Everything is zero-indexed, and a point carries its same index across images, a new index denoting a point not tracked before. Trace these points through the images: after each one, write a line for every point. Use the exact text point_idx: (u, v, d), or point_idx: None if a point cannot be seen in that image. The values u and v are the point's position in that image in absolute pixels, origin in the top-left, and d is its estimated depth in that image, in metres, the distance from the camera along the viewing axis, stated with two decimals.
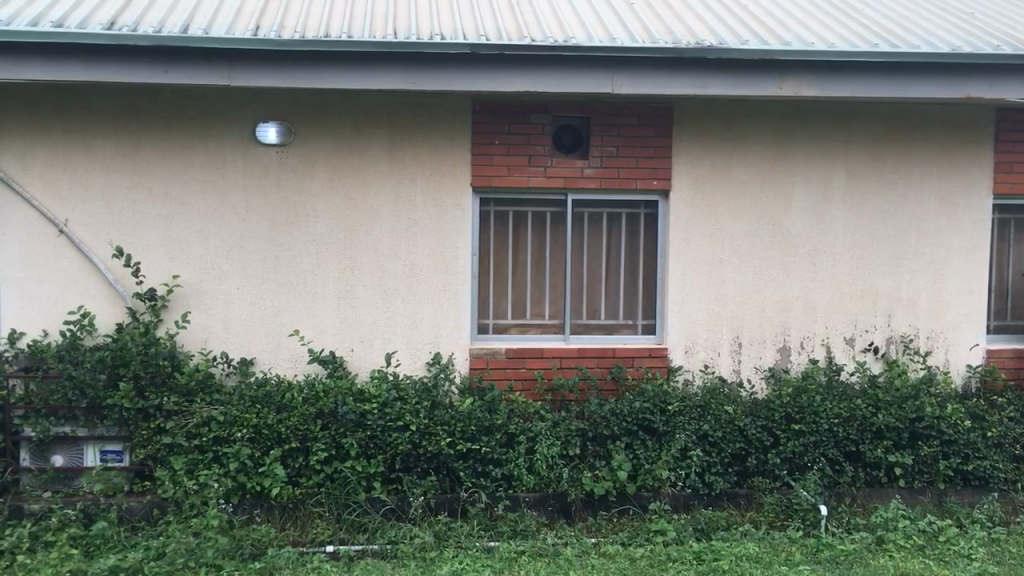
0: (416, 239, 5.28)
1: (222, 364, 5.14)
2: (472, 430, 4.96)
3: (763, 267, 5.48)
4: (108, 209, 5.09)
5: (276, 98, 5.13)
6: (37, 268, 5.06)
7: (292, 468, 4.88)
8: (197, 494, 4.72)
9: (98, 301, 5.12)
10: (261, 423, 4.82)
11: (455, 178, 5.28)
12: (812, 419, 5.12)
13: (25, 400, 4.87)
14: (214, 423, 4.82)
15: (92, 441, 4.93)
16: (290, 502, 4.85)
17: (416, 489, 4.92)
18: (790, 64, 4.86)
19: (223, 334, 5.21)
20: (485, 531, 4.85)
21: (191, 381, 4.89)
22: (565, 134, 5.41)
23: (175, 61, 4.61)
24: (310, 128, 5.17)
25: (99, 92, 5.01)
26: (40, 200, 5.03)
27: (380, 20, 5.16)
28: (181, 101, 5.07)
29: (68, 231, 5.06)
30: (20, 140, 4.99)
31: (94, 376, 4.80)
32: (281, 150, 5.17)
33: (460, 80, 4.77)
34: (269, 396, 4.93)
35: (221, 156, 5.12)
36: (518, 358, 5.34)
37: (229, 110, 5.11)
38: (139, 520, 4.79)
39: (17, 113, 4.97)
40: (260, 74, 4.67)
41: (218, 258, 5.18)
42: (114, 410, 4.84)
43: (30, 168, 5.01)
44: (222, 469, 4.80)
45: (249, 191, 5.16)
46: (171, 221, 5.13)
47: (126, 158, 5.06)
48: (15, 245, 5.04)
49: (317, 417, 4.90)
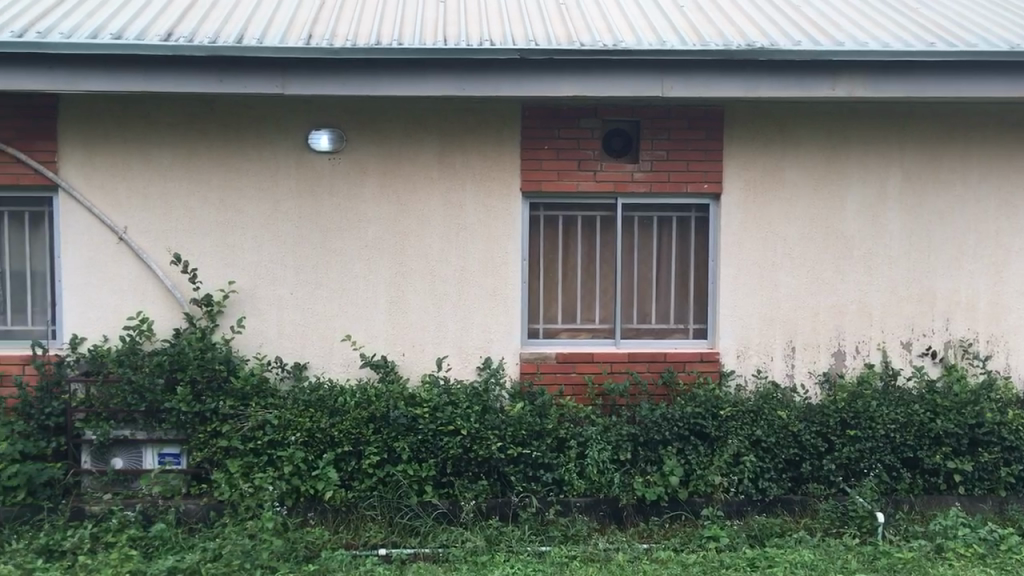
0: (466, 244, 5.31)
1: (277, 368, 5.23)
2: (523, 434, 4.96)
3: (817, 270, 5.41)
4: (166, 217, 5.19)
5: (329, 106, 5.20)
6: (98, 275, 5.19)
7: (345, 471, 4.93)
8: (252, 496, 4.80)
9: (157, 306, 5.23)
10: (315, 427, 4.89)
11: (506, 183, 5.29)
12: (869, 425, 5.03)
13: (86, 403, 4.98)
14: (269, 426, 4.89)
15: (151, 444, 5.03)
16: (343, 505, 4.90)
17: (468, 493, 4.94)
18: (843, 64, 4.79)
19: (278, 339, 5.28)
20: (536, 535, 4.86)
21: (246, 385, 4.97)
22: (614, 138, 5.40)
23: (231, 70, 4.69)
24: (361, 135, 5.23)
25: (156, 102, 5.13)
26: (102, 209, 5.16)
27: (430, 27, 5.21)
28: (237, 109, 5.16)
29: (127, 238, 5.17)
30: (82, 149, 5.12)
31: (153, 380, 4.90)
32: (334, 157, 5.24)
33: (509, 85, 4.79)
34: (322, 400, 4.99)
35: (276, 163, 5.21)
36: (568, 363, 5.33)
37: (283, 118, 5.19)
38: (196, 522, 4.89)
39: (79, 123, 5.10)
40: (313, 82, 4.74)
41: (272, 264, 5.26)
42: (171, 414, 4.92)
43: (91, 177, 5.14)
44: (277, 472, 4.87)
45: (303, 198, 5.23)
46: (227, 228, 5.22)
47: (183, 166, 5.17)
48: (77, 253, 5.17)
49: (369, 421, 4.94)
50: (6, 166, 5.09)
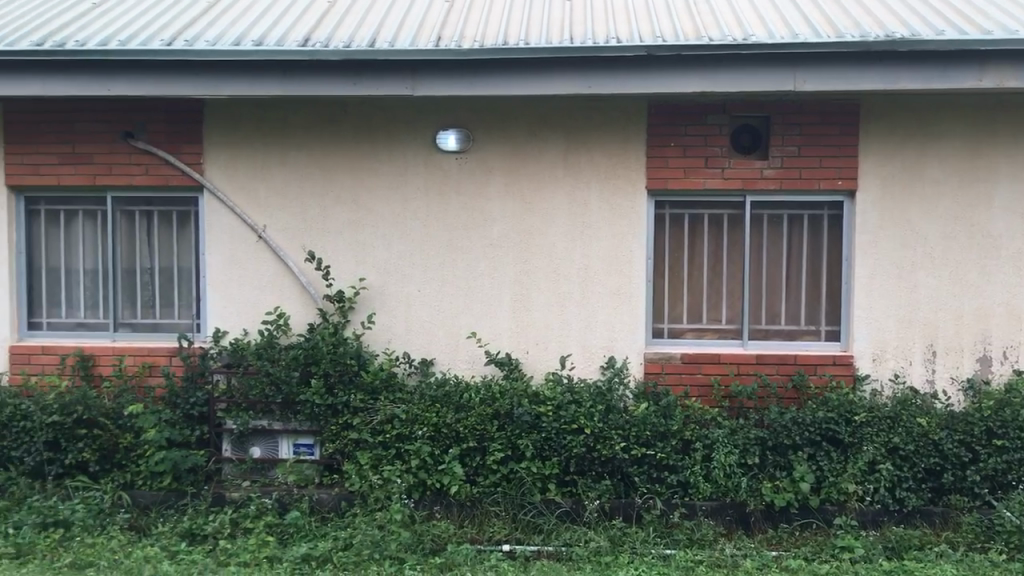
0: (591, 242, 5.30)
1: (405, 364, 5.33)
2: (648, 435, 4.91)
3: (960, 271, 5.15)
4: (302, 215, 5.38)
5: (457, 106, 5.27)
6: (239, 272, 5.42)
7: (470, 467, 5.00)
8: (381, 488, 4.93)
9: (293, 302, 5.42)
10: (441, 422, 4.97)
11: (631, 181, 5.25)
12: (1018, 435, 4.75)
13: (228, 394, 5.17)
14: (397, 420, 5.01)
15: (287, 434, 5.17)
16: (468, 500, 4.97)
17: (591, 492, 4.94)
18: (991, 53, 4.54)
19: (406, 335, 5.40)
20: (661, 538, 4.80)
21: (375, 379, 5.11)
22: (744, 134, 5.28)
23: (363, 73, 4.82)
24: (488, 134, 5.28)
25: (293, 105, 5.32)
26: (243, 208, 5.39)
27: (557, 26, 5.21)
28: (368, 111, 5.30)
29: (266, 236, 5.38)
30: (225, 151, 5.35)
31: (289, 373, 5.08)
32: (461, 156, 5.31)
33: (635, 82, 4.74)
34: (448, 396, 5.07)
35: (405, 163, 5.32)
36: (694, 364, 5.26)
37: (412, 119, 5.30)
38: (329, 511, 5.02)
39: (223, 126, 5.34)
40: (442, 83, 4.81)
41: (401, 261, 5.37)
42: (306, 406, 5.10)
43: (233, 178, 5.37)
44: (404, 465, 4.99)
45: (430, 197, 5.33)
46: (358, 227, 5.37)
47: (318, 167, 5.34)
48: (220, 250, 5.41)
49: (494, 417, 4.99)
50: (155, 167, 5.35)
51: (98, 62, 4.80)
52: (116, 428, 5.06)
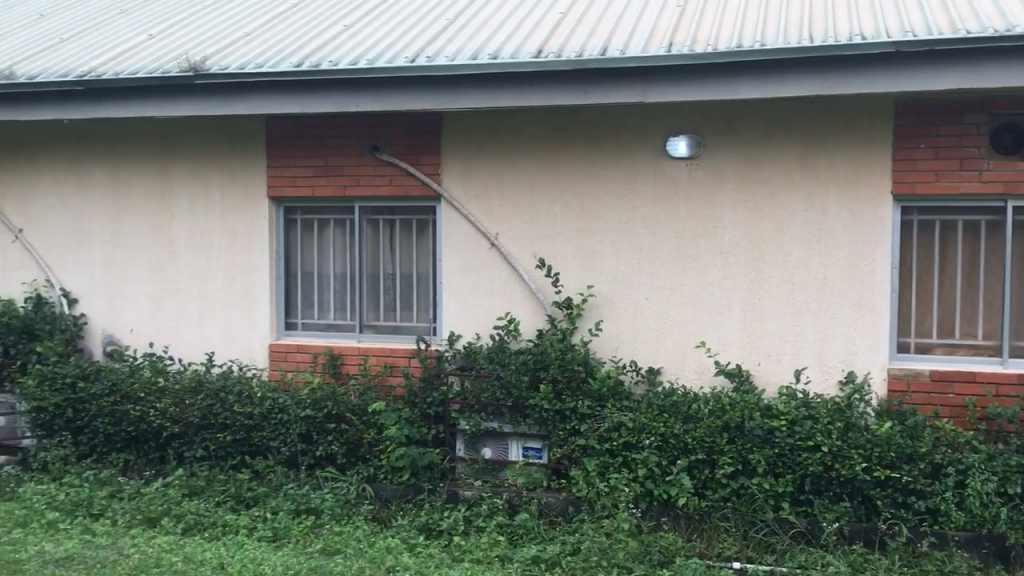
0: (828, 251, 5.04)
1: (632, 372, 5.27)
2: (892, 457, 4.59)
3: None
4: (532, 223, 5.48)
5: (688, 112, 5.20)
6: (472, 278, 5.59)
7: (698, 479, 4.88)
8: (608, 496, 4.92)
9: (523, 308, 5.52)
10: (669, 432, 4.89)
11: (875, 187, 4.95)
12: None
13: (461, 396, 5.36)
14: (624, 428, 4.97)
15: (516, 437, 5.30)
16: (696, 514, 4.85)
17: (828, 514, 4.69)
18: None
19: (633, 343, 5.36)
20: (907, 568, 4.49)
21: (603, 387, 5.09)
22: (1006, 133, 4.83)
23: (595, 82, 4.85)
24: (720, 140, 5.16)
25: (526, 115, 5.44)
26: (477, 217, 5.56)
27: (794, 25, 5.01)
28: (599, 119, 5.33)
29: (498, 244, 5.53)
30: (461, 161, 5.56)
31: (519, 377, 5.17)
32: (691, 163, 5.22)
33: (882, 81, 4.47)
34: (676, 406, 4.97)
35: (634, 170, 5.30)
36: (945, 382, 4.88)
37: (642, 126, 5.28)
38: (557, 515, 5.06)
39: (460, 138, 5.55)
40: (673, 89, 4.75)
41: (629, 269, 5.35)
42: (535, 410, 5.16)
43: (468, 188, 5.56)
44: (631, 474, 4.96)
45: (659, 204, 5.28)
46: (587, 235, 5.40)
47: (548, 176, 5.43)
48: (456, 257, 5.61)
49: (724, 430, 4.84)
50: (397, 178, 5.64)
51: (351, 80, 5.13)
52: (360, 423, 5.37)
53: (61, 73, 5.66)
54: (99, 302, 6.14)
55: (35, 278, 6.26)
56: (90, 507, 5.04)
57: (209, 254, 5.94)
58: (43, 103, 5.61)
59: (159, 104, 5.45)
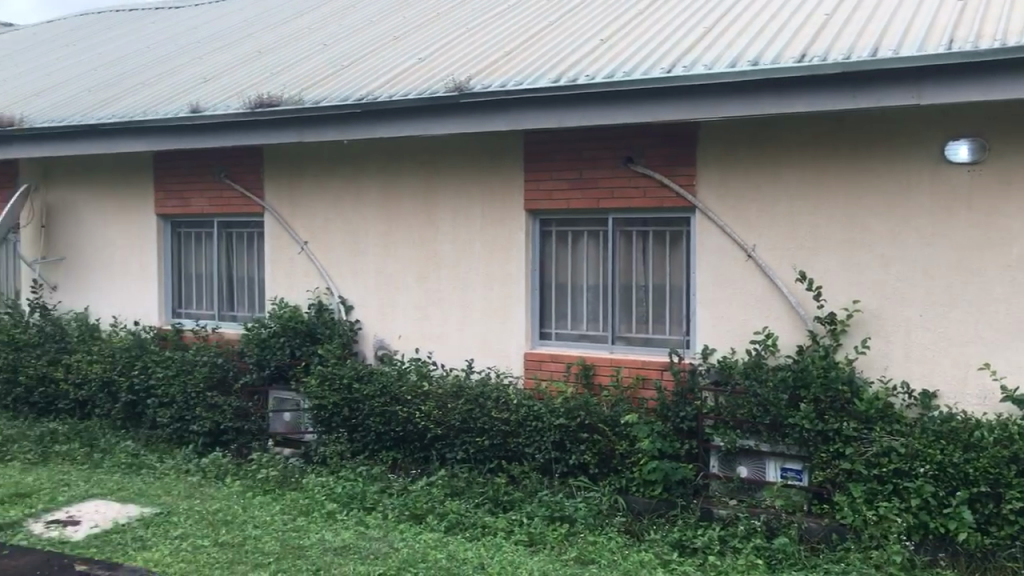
0: None
1: (903, 394, 4.89)
2: None
3: None
4: (792, 234, 5.24)
5: (971, 114, 4.78)
6: (728, 290, 5.42)
7: (982, 514, 4.43)
8: (876, 526, 4.62)
9: (781, 323, 5.28)
10: (946, 461, 4.48)
11: None
12: None
13: (715, 411, 5.23)
14: (895, 454, 4.61)
15: (775, 457, 5.10)
16: (978, 552, 4.46)
17: None
18: None
19: (905, 363, 4.98)
20: None
21: (870, 409, 4.76)
22: None
23: (864, 85, 4.56)
24: (1009, 143, 4.70)
25: (787, 122, 5.24)
26: (733, 228, 5.40)
27: None
28: (867, 123, 5.03)
29: (756, 255, 5.33)
30: (717, 170, 5.43)
31: (778, 395, 4.96)
32: (974, 169, 4.80)
33: None
34: (955, 433, 4.57)
35: (908, 177, 4.95)
36: None
37: (917, 130, 4.92)
38: (819, 542, 4.83)
39: (716, 147, 5.43)
40: (955, 89, 4.38)
41: (901, 283, 4.99)
42: (795, 430, 4.91)
43: (724, 197, 5.42)
44: (902, 503, 4.58)
45: (936, 213, 4.89)
46: (853, 246, 5.09)
47: (811, 185, 5.19)
48: (711, 269, 5.47)
49: (1012, 461, 4.39)
50: (651, 190, 5.61)
51: (609, 93, 5.16)
52: (614, 434, 5.37)
53: (342, 98, 6.13)
54: (371, 309, 6.57)
55: (316, 286, 6.79)
56: (363, 500, 5.39)
57: (470, 266, 6.21)
58: (327, 125, 6.10)
59: (427, 123, 5.76)
